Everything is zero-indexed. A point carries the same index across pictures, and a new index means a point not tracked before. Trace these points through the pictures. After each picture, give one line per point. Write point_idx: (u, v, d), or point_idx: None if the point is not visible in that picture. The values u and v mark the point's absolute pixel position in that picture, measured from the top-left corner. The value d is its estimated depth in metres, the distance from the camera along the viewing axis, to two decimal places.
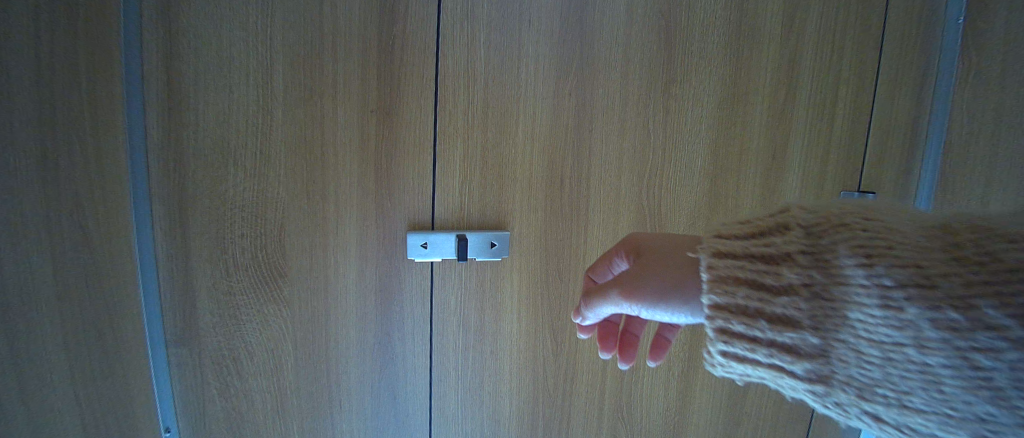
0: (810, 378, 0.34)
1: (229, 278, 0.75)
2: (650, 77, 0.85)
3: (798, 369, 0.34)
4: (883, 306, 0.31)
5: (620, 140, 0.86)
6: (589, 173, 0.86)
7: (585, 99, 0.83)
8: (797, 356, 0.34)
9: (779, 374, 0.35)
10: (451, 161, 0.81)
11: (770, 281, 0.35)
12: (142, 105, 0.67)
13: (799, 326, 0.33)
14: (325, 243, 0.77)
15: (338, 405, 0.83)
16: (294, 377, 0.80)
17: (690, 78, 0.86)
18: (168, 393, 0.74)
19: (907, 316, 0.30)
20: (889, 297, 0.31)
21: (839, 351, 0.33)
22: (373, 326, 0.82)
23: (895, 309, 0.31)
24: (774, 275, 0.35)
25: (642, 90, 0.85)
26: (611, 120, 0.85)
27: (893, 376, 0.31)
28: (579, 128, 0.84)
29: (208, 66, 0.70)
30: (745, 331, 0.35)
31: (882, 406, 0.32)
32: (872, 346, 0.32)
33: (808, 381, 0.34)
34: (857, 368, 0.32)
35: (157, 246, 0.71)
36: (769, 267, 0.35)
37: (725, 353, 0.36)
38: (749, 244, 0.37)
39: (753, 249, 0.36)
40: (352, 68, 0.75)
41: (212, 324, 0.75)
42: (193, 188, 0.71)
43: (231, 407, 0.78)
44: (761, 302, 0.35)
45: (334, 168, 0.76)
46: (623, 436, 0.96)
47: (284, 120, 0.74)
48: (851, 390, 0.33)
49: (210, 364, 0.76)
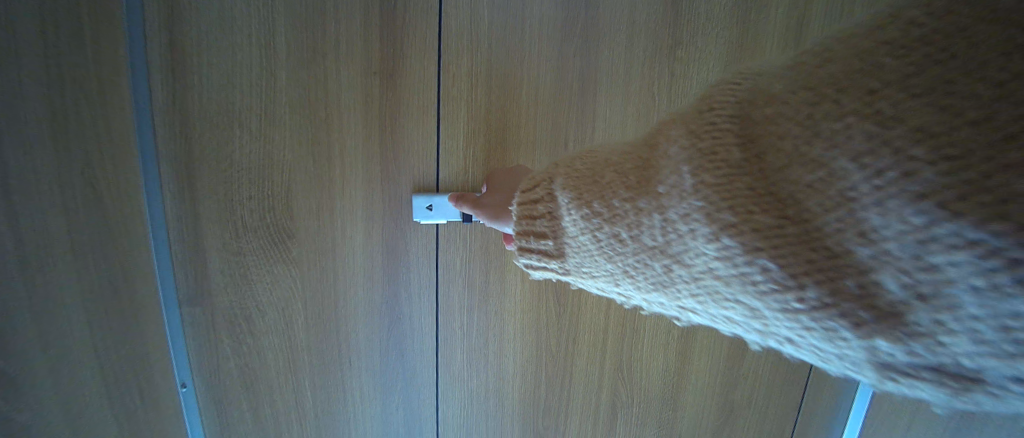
0: (565, 270, 0.46)
1: (239, 239, 0.77)
2: (656, 39, 0.83)
3: (556, 266, 0.46)
4: (575, 219, 0.42)
5: (626, 103, 0.85)
6: (593, 137, 0.85)
7: (590, 62, 0.82)
8: (552, 258, 0.46)
9: (555, 273, 0.47)
10: (455, 125, 0.81)
11: (534, 212, 0.47)
12: (147, 68, 0.68)
13: (546, 238, 0.46)
14: (332, 205, 0.78)
15: (348, 362, 0.86)
16: (305, 334, 0.83)
17: (697, 40, 0.84)
18: (183, 348, 0.78)
19: (585, 219, 0.42)
20: (578, 213, 0.42)
21: (571, 250, 0.44)
22: (380, 287, 0.84)
23: (581, 217, 0.42)
24: (536, 208, 0.47)
25: (649, 52, 0.83)
26: (616, 83, 0.83)
27: (598, 260, 0.42)
28: (584, 92, 0.83)
29: (210, 26, 0.69)
30: (530, 248, 0.48)
31: (605, 281, 0.43)
32: (579, 243, 0.43)
33: (566, 272, 0.46)
34: (586, 258, 0.43)
35: (167, 207, 0.73)
36: (535, 202, 0.47)
37: (528, 265, 0.49)
38: (530, 192, 0.49)
39: (530, 195, 0.48)
40: (354, 28, 0.74)
41: (225, 284, 0.78)
42: (201, 151, 0.73)
43: (245, 363, 0.82)
44: (531, 226, 0.47)
45: (339, 130, 0.76)
46: (623, 394, 1.00)
47: (287, 82, 0.74)
48: (586, 273, 0.44)
49: (223, 322, 0.79)
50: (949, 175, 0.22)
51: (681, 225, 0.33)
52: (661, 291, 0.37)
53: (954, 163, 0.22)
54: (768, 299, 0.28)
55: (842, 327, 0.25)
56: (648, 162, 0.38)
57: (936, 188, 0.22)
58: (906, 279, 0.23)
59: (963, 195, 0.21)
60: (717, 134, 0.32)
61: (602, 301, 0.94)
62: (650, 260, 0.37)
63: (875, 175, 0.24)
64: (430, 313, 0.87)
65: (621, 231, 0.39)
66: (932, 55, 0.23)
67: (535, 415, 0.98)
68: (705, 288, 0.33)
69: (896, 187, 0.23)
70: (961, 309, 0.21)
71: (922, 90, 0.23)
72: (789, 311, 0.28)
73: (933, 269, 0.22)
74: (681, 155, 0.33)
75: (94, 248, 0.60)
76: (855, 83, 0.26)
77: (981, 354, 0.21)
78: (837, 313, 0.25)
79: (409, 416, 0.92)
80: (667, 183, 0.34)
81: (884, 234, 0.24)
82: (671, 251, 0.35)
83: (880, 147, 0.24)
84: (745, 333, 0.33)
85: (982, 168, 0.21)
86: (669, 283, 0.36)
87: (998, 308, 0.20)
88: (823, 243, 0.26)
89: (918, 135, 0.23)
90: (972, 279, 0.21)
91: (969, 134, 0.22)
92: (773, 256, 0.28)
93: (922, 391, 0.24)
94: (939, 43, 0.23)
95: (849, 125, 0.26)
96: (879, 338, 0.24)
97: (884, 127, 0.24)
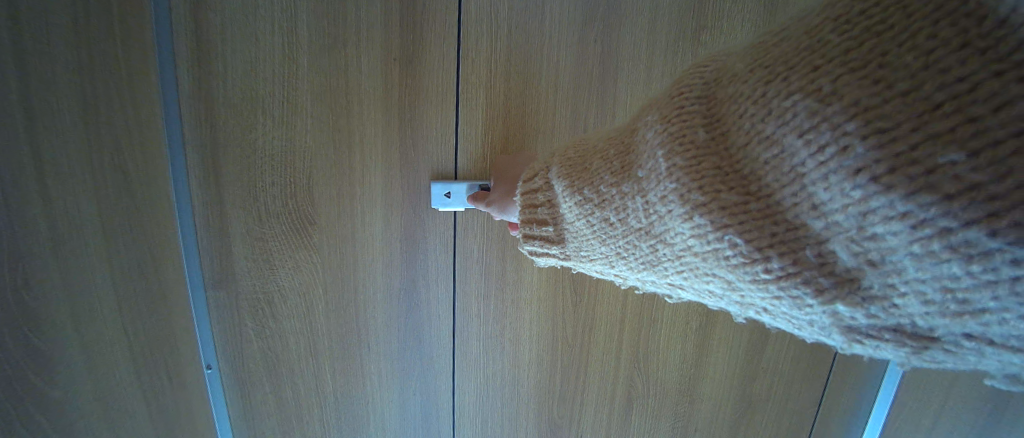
0: (565, 255, 0.48)
1: (262, 225, 0.78)
2: (680, 22, 0.80)
3: (556, 252, 0.49)
4: (573, 204, 0.44)
5: (647, 90, 0.83)
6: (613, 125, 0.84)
7: (610, 47, 0.80)
8: (553, 243, 0.48)
9: (556, 259, 0.50)
10: (474, 112, 0.80)
11: (536, 199, 0.49)
12: (173, 54, 0.69)
13: (547, 225, 0.48)
14: (351, 191, 0.79)
15: (366, 347, 0.87)
16: (325, 319, 0.84)
17: (721, 24, 0.81)
18: (207, 331, 0.80)
19: (580, 204, 0.44)
20: (574, 198, 0.44)
21: (569, 235, 0.47)
22: (398, 274, 0.85)
23: (578, 202, 0.44)
24: (536, 196, 0.49)
25: (671, 38, 0.81)
26: (637, 69, 0.82)
27: (594, 244, 0.44)
28: (604, 78, 0.82)
29: (234, 14, 0.70)
30: (534, 237, 0.49)
31: (602, 264, 0.45)
32: (576, 228, 0.45)
33: (565, 257, 0.49)
34: (582, 241, 0.46)
35: (193, 193, 0.75)
36: (535, 190, 0.50)
37: (532, 254, 0.51)
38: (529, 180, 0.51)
39: (530, 183, 0.50)
40: (374, 14, 0.74)
41: (248, 268, 0.79)
42: (226, 137, 0.74)
43: (267, 346, 0.84)
44: (533, 214, 0.49)
45: (359, 117, 0.77)
46: (639, 386, 0.99)
47: (308, 69, 0.74)
48: (583, 257, 0.47)
49: (246, 306, 0.81)
50: (881, 148, 0.23)
51: (659, 206, 0.35)
52: (651, 270, 0.39)
53: (882, 136, 0.23)
54: (738, 270, 0.30)
55: (806, 295, 0.27)
56: (629, 146, 0.39)
57: (867, 162, 0.23)
58: (856, 248, 0.25)
59: (893, 167, 0.22)
60: (690, 114, 0.34)
61: (620, 292, 0.93)
62: (637, 240, 0.39)
63: (817, 152, 0.25)
64: (447, 301, 0.88)
65: (610, 214, 0.41)
66: (877, 32, 0.24)
67: (550, 404, 0.98)
68: (687, 264, 0.34)
69: (835, 162, 0.25)
70: (906, 273, 0.24)
71: (859, 66, 0.25)
72: (758, 281, 0.29)
73: (872, 237, 0.24)
74: (657, 139, 0.35)
75: (123, 232, 0.62)
76: (803, 61, 0.27)
77: (929, 313, 0.24)
78: (800, 281, 0.27)
79: (425, 402, 0.93)
80: (645, 166, 0.36)
81: (833, 207, 0.25)
82: (655, 231, 0.36)
83: (820, 122, 0.25)
84: (728, 305, 0.35)
85: (909, 139, 0.22)
86: (657, 261, 0.38)
87: (936, 272, 0.22)
88: (783, 217, 0.28)
89: (851, 110, 0.24)
90: (910, 246, 0.23)
91: (896, 106, 0.23)
92: (739, 231, 0.29)
93: (885, 350, 0.27)
94: (881, 23, 0.24)
95: (795, 102, 0.27)
96: (840, 303, 0.26)
97: (823, 104, 0.25)
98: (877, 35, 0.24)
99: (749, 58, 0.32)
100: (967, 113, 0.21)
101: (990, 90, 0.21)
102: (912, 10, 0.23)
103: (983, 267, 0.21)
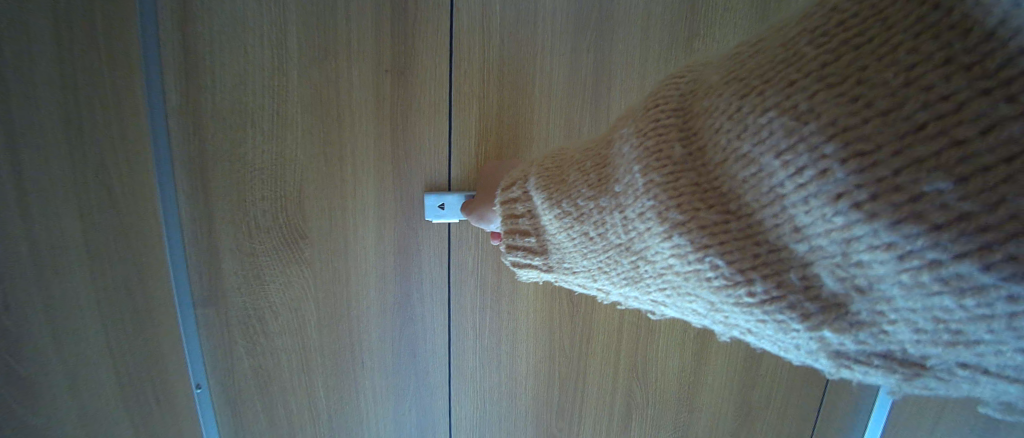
0: (546, 268, 0.46)
1: (252, 240, 0.76)
2: (672, 31, 0.81)
3: (538, 264, 0.46)
4: (554, 216, 0.42)
5: (642, 97, 0.83)
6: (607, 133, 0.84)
7: (604, 56, 0.80)
8: (534, 256, 0.46)
9: (537, 272, 0.47)
10: (468, 122, 0.80)
11: (517, 211, 0.47)
12: (160, 68, 0.67)
13: (529, 237, 0.46)
14: (343, 204, 0.78)
15: (360, 362, 0.86)
16: (318, 335, 0.83)
17: (714, 32, 0.82)
18: (197, 350, 0.78)
19: (561, 216, 0.42)
20: (555, 209, 0.42)
21: (551, 247, 0.45)
22: (392, 287, 0.83)
23: (559, 213, 0.42)
24: (517, 207, 0.47)
25: (664, 46, 0.81)
26: (630, 77, 0.82)
27: (575, 257, 0.42)
28: (598, 87, 0.82)
29: (222, 26, 0.69)
30: (514, 248, 0.47)
31: (584, 277, 0.43)
32: (557, 239, 0.43)
33: (546, 270, 0.46)
34: (563, 254, 0.43)
35: (181, 208, 0.73)
36: (515, 201, 0.48)
37: (513, 266, 0.49)
38: (509, 190, 0.49)
39: (510, 194, 0.48)
40: (366, 25, 0.73)
41: (238, 284, 0.78)
42: (215, 151, 0.73)
43: (258, 364, 0.82)
44: (513, 226, 0.47)
45: (351, 129, 0.76)
46: (638, 396, 0.98)
47: (298, 81, 0.73)
48: (565, 270, 0.45)
49: (237, 323, 0.79)
50: (863, 172, 0.23)
51: (637, 222, 0.33)
52: (632, 286, 0.37)
53: (863, 159, 0.23)
54: (721, 293, 0.29)
55: (791, 319, 0.26)
56: (607, 159, 0.38)
57: (848, 187, 0.23)
58: (841, 274, 0.25)
59: (876, 193, 0.22)
60: (667, 127, 0.33)
61: (617, 300, 0.92)
62: (618, 256, 0.37)
63: (796, 173, 0.25)
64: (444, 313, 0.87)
65: (591, 228, 0.39)
66: (856, 49, 0.24)
67: (548, 417, 0.96)
68: (668, 283, 0.33)
69: (815, 185, 0.24)
70: (895, 301, 0.23)
71: (837, 82, 0.24)
72: (742, 305, 0.28)
73: (858, 264, 0.24)
74: (632, 154, 0.34)
75: (111, 250, 0.60)
76: (779, 75, 0.27)
77: (919, 341, 0.24)
78: (785, 305, 0.26)
79: (422, 417, 0.92)
80: (622, 181, 0.35)
81: (815, 231, 0.25)
82: (635, 248, 0.35)
83: (798, 142, 0.25)
84: (710, 325, 0.33)
85: (891, 164, 0.22)
86: (638, 279, 0.36)
87: (927, 302, 0.22)
88: (765, 238, 0.28)
89: (830, 129, 0.24)
90: (899, 275, 0.22)
91: (878, 126, 0.23)
92: (721, 253, 0.28)
93: (873, 375, 0.26)
94: (858, 39, 0.24)
95: (772, 119, 0.26)
96: (827, 328, 0.26)
97: (800, 122, 0.25)
98: (855, 50, 0.24)
99: (725, 71, 0.32)
100: (952, 136, 0.21)
101: (975, 110, 0.21)
102: (890, 28, 0.23)
103: (977, 302, 0.20)
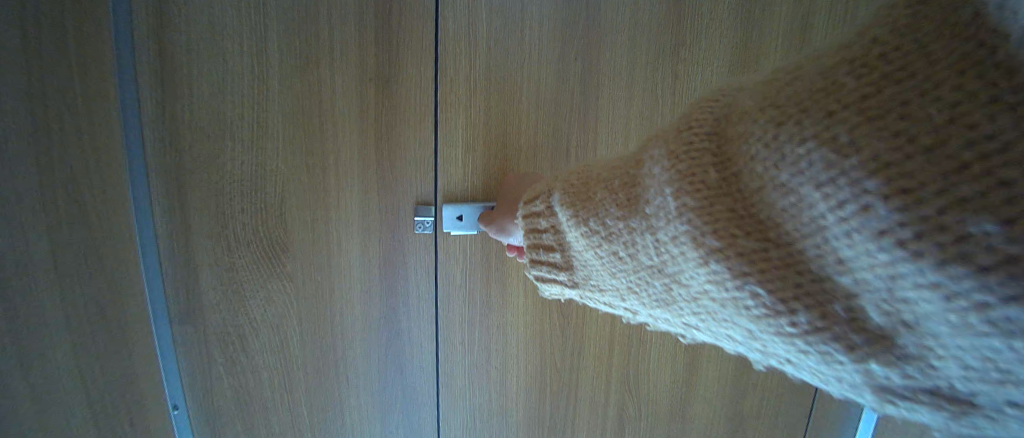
0: (572, 284, 0.46)
1: (231, 254, 0.74)
2: (659, 40, 0.81)
3: (562, 280, 0.47)
4: (579, 233, 0.42)
5: (629, 106, 0.82)
6: (596, 142, 0.83)
7: (591, 64, 0.80)
8: (559, 271, 0.46)
9: (561, 288, 0.48)
10: (453, 132, 0.78)
11: (539, 225, 0.47)
12: (135, 77, 0.65)
13: (552, 252, 0.46)
14: (326, 217, 0.76)
15: (345, 379, 0.83)
16: (301, 351, 0.80)
17: (700, 42, 0.82)
18: (174, 369, 0.75)
19: (587, 235, 0.41)
20: (581, 228, 0.41)
21: (575, 263, 0.45)
22: (377, 301, 0.81)
23: (585, 231, 0.41)
24: (538, 221, 0.47)
25: (652, 55, 0.81)
26: (618, 86, 0.81)
27: (603, 276, 0.42)
28: (586, 96, 0.81)
29: (198, 35, 0.67)
30: (538, 262, 0.48)
31: (611, 296, 0.43)
32: (582, 257, 0.43)
33: (572, 287, 0.46)
34: (589, 271, 0.44)
35: (157, 222, 0.71)
36: (537, 215, 0.47)
37: (536, 280, 0.49)
38: (530, 204, 0.48)
39: (531, 207, 0.48)
40: (349, 34, 0.72)
41: (217, 300, 0.75)
42: (192, 163, 0.70)
43: (238, 383, 0.79)
44: (536, 241, 0.47)
45: (333, 139, 0.74)
46: (631, 409, 0.96)
47: (279, 90, 0.71)
48: (590, 287, 0.45)
49: (216, 341, 0.76)
50: (906, 210, 0.23)
51: (670, 247, 0.33)
52: (665, 308, 0.38)
53: (906, 196, 0.23)
54: (762, 321, 0.29)
55: (835, 351, 0.26)
56: (635, 179, 0.37)
57: (891, 225, 0.23)
58: (887, 309, 0.24)
59: (921, 231, 0.22)
60: (701, 151, 0.33)
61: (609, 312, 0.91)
62: (651, 278, 0.37)
63: (837, 206, 0.25)
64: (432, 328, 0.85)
65: (620, 249, 0.39)
66: (896, 82, 0.25)
67: (540, 431, 0.95)
68: (705, 307, 0.33)
69: (858, 220, 0.24)
70: (943, 339, 0.23)
71: (876, 116, 0.25)
72: (784, 334, 0.28)
73: (904, 301, 0.23)
74: (664, 177, 0.34)
75: (73, 269, 0.57)
76: (816, 105, 0.27)
77: (968, 378, 0.23)
78: (829, 337, 0.26)
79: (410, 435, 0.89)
80: (653, 203, 0.35)
81: (859, 265, 0.25)
82: (669, 271, 0.35)
83: (839, 175, 0.25)
84: (747, 350, 0.33)
85: (936, 203, 0.22)
86: (672, 300, 0.36)
87: (973, 342, 0.22)
88: (807, 267, 0.27)
89: (871, 165, 0.24)
90: (946, 315, 0.22)
91: (921, 164, 0.23)
92: (760, 281, 0.29)
93: (921, 413, 0.25)
94: (896, 75, 0.25)
95: (809, 150, 0.26)
96: (872, 360, 0.25)
97: (840, 155, 0.25)
98: (895, 86, 0.25)
99: (759, 97, 0.32)
100: (997, 177, 0.21)
101: (1014, 152, 0.21)
102: (932, 63, 0.24)
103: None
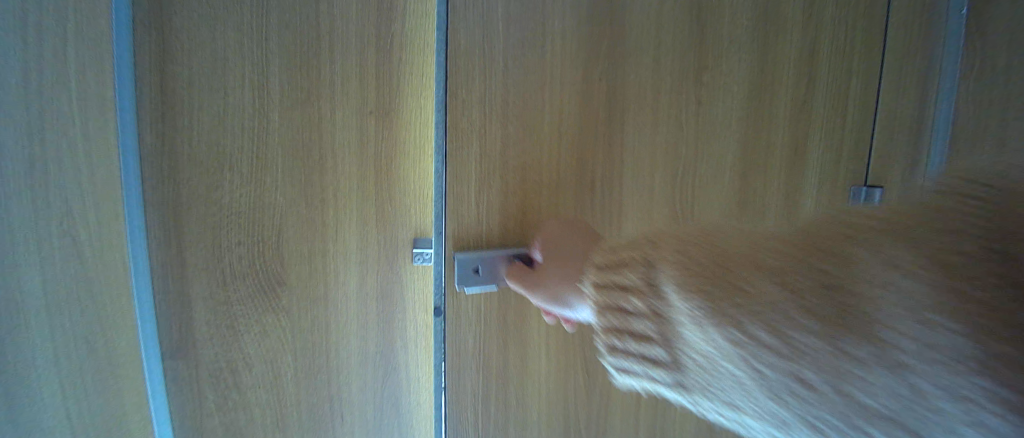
0: (672, 383, 0.39)
1: (225, 287, 0.72)
2: (681, 65, 0.82)
3: (659, 373, 0.39)
4: (719, 330, 0.33)
5: (653, 134, 0.81)
6: (620, 170, 0.80)
7: (615, 89, 0.78)
8: (655, 363, 0.39)
9: (653, 381, 0.40)
10: (466, 162, 0.70)
11: (629, 304, 0.40)
12: (136, 112, 0.65)
13: (653, 340, 0.38)
14: (324, 249, 0.75)
15: (339, 418, 0.80)
16: (295, 388, 0.77)
17: (721, 65, 0.84)
18: (163, 407, 0.72)
19: (734, 336, 0.33)
20: (721, 326, 0.33)
21: (685, 358, 0.37)
22: (374, 334, 0.80)
23: (729, 329, 0.33)
24: (630, 300, 0.39)
25: (675, 80, 0.82)
26: (645, 110, 0.80)
27: (735, 387, 0.34)
28: (611, 121, 0.78)
29: (201, 68, 0.67)
30: (621, 344, 0.41)
31: (728, 409, 0.36)
32: (700, 355, 0.36)
33: (670, 385, 0.39)
34: (704, 377, 0.36)
35: (152, 256, 0.69)
36: (629, 290, 0.39)
37: (617, 365, 0.42)
38: (620, 276, 0.41)
39: (621, 281, 0.40)
40: (350, 67, 0.73)
41: (209, 335, 0.73)
42: (188, 195, 0.69)
43: (229, 421, 0.76)
44: (625, 321, 0.40)
45: (333, 171, 0.74)
46: None
47: (280, 123, 0.71)
48: (700, 393, 0.37)
49: (207, 377, 0.74)
50: None
51: (912, 376, 0.28)
52: None
53: None
54: None
55: None
56: (821, 272, 0.31)
57: None
58: None
59: None
60: (918, 265, 0.28)
61: None
62: (842, 406, 0.30)
63: None
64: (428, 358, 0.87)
65: (796, 359, 0.31)
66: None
67: None
68: None
69: None
70: None
71: None
72: None
73: None
74: (883, 273, 0.29)
75: (62, 292, 0.58)
76: (946, 242, 0.28)
77: None
78: None
79: None
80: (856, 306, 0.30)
81: None
82: (872, 401, 0.29)
83: None
84: None
85: None
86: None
87: None
88: None
89: None
90: None
91: None
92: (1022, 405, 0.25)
93: None
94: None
95: (988, 273, 0.27)
96: None
97: None
98: None
99: (875, 219, 0.32)
100: None
101: None
102: None
103: None
